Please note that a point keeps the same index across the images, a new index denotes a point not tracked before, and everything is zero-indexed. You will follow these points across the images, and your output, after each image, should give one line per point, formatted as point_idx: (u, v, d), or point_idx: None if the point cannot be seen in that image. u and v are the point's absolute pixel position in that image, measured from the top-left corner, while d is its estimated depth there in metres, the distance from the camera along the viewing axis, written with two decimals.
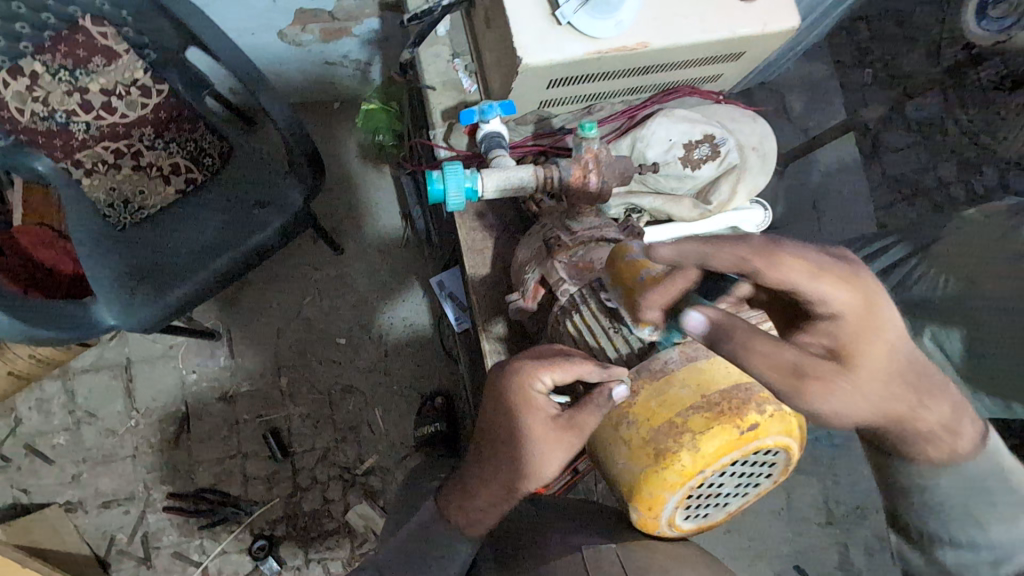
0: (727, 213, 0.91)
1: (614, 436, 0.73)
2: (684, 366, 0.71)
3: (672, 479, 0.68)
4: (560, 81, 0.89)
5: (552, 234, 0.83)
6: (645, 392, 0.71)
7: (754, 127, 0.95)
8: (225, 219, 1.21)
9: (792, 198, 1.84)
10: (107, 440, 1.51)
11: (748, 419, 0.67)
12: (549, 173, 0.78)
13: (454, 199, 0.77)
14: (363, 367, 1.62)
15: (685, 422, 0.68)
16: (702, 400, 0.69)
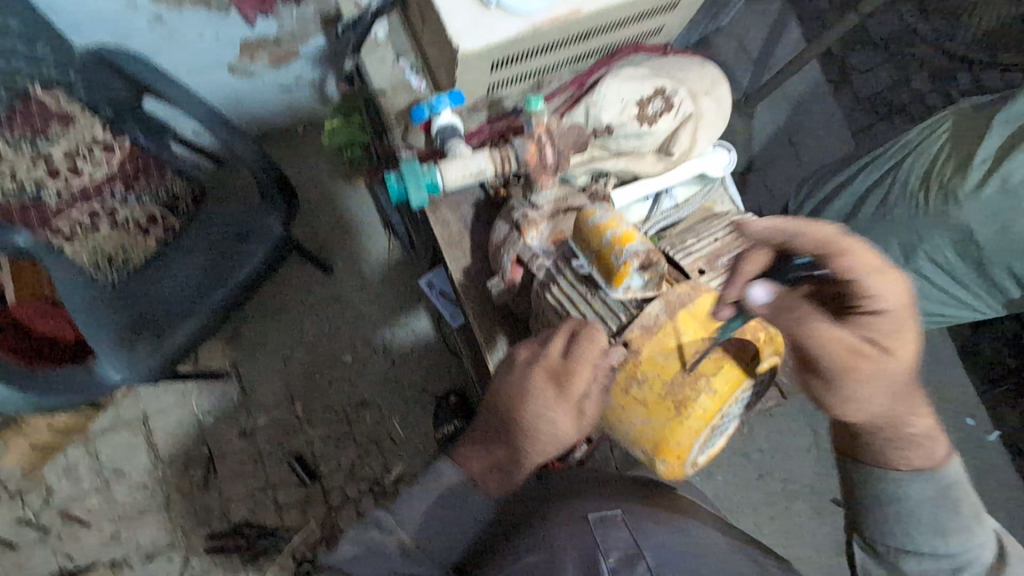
0: (692, 161, 0.89)
1: (626, 398, 0.75)
2: (679, 313, 0.75)
3: (696, 423, 0.73)
4: (502, 62, 0.89)
5: (518, 212, 0.85)
6: (647, 348, 0.74)
7: (705, 73, 0.92)
8: (207, 257, 1.21)
9: (768, 137, 1.89)
10: (138, 494, 1.53)
11: (746, 351, 0.74)
12: (505, 154, 0.81)
13: (417, 195, 0.80)
14: (373, 379, 1.64)
15: (696, 367, 0.73)
16: (703, 343, 0.74)
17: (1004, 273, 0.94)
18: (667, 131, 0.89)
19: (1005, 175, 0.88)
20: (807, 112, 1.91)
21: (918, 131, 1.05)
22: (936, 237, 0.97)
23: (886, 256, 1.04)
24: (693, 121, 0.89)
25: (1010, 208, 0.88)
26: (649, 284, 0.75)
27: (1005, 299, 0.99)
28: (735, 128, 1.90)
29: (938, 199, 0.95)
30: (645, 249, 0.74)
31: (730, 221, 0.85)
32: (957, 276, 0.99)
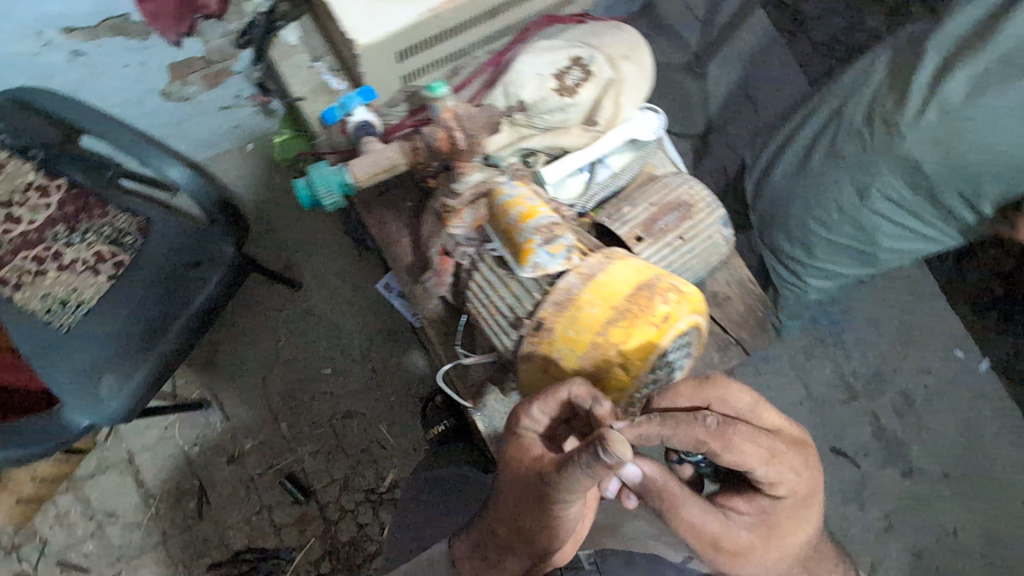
0: (620, 128, 0.83)
1: (547, 377, 0.76)
2: (587, 285, 0.73)
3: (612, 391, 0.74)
4: (408, 50, 0.91)
5: (439, 203, 0.83)
6: (560, 323, 0.73)
7: (621, 37, 0.89)
8: (159, 288, 1.18)
9: (727, 95, 1.87)
10: (134, 533, 1.52)
11: (656, 313, 0.71)
12: (414, 145, 0.82)
13: (328, 198, 0.82)
14: (356, 389, 1.62)
15: (607, 337, 0.71)
16: (614, 312, 0.71)
17: (957, 199, 0.92)
18: (589, 100, 0.86)
19: (943, 100, 0.88)
20: (759, 66, 1.89)
21: (863, 63, 1.04)
22: (889, 171, 0.96)
23: (843, 198, 1.03)
24: (614, 86, 0.85)
25: (951, 133, 0.88)
26: (560, 259, 0.73)
27: (962, 227, 0.98)
28: (690, 89, 1.87)
29: (885, 134, 0.94)
30: (549, 223, 0.73)
31: (664, 183, 0.82)
32: (911, 208, 0.98)
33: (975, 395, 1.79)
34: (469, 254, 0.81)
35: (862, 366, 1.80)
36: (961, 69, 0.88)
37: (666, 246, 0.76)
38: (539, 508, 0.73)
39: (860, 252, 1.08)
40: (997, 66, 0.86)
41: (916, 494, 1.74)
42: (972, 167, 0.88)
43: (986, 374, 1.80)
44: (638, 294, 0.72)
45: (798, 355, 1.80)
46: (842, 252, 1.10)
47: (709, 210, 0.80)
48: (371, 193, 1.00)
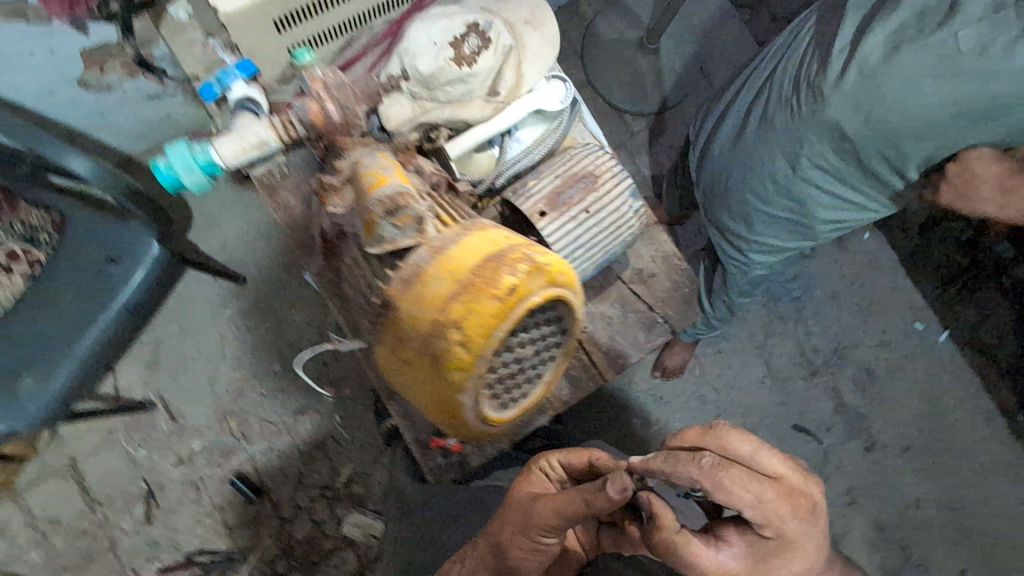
0: (523, 98, 0.78)
1: (388, 361, 0.55)
2: (432, 258, 0.53)
3: (451, 384, 0.49)
4: (287, 19, 0.87)
5: (320, 182, 0.76)
6: (392, 300, 0.53)
7: (523, 2, 0.82)
8: (78, 287, 1.13)
9: (681, 71, 1.83)
10: (80, 541, 1.48)
11: (503, 285, 0.48)
12: (287, 117, 0.77)
13: (190, 179, 0.76)
14: (306, 384, 1.58)
15: (441, 315, 0.49)
16: (452, 283, 0.49)
17: (883, 163, 0.90)
18: (491, 68, 0.77)
19: (862, 59, 0.84)
20: (713, 40, 1.86)
21: (793, 28, 1.03)
22: (815, 138, 0.93)
23: (774, 169, 1.00)
24: (515, 52, 0.79)
25: (870, 94, 0.84)
26: (409, 231, 0.58)
27: (891, 191, 0.96)
28: (643, 66, 1.82)
29: (809, 99, 0.91)
30: (395, 193, 0.61)
31: (573, 155, 0.77)
32: (840, 175, 0.95)
33: (937, 368, 1.78)
34: (346, 234, 0.73)
35: (823, 341, 1.78)
36: (878, 25, 0.83)
37: (573, 220, 0.72)
38: (528, 532, 0.88)
39: (798, 223, 1.05)
40: (915, 19, 0.81)
41: (879, 468, 1.73)
42: (894, 128, 0.84)
43: (946, 346, 1.79)
44: (487, 263, 0.50)
45: (759, 333, 1.78)
46: (782, 225, 1.07)
47: (617, 179, 0.75)
48: (272, 176, 0.88)
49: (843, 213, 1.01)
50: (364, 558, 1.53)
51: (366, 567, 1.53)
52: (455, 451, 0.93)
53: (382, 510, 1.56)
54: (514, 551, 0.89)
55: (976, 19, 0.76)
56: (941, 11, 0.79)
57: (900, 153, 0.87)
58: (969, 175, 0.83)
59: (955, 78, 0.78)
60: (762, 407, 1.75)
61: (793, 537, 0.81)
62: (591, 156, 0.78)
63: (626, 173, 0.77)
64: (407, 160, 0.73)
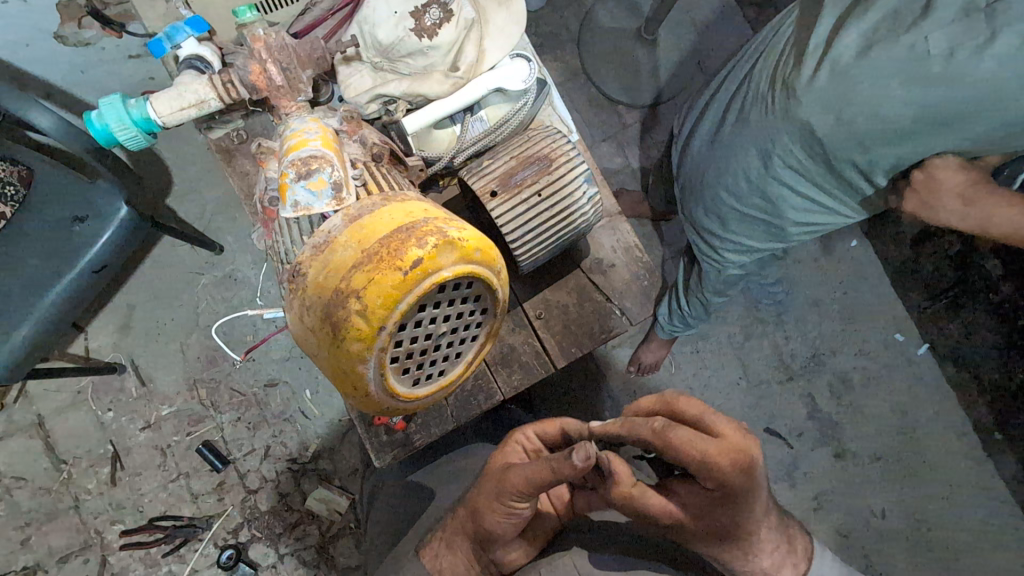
0: (482, 75, 0.78)
1: (303, 331, 0.64)
2: (347, 228, 0.62)
3: (356, 347, 0.59)
4: None
5: (260, 146, 0.74)
6: (312, 269, 0.62)
7: None
8: (43, 244, 1.12)
9: (677, 63, 1.80)
10: (44, 498, 1.49)
11: (408, 257, 0.58)
12: (226, 78, 0.75)
13: (125, 135, 0.78)
14: (278, 357, 1.58)
15: (349, 284, 0.59)
16: (362, 256, 0.59)
17: (852, 167, 0.89)
18: (451, 43, 0.77)
19: (834, 59, 0.83)
20: (713, 35, 1.82)
21: (777, 22, 1.01)
22: (786, 138, 0.91)
23: (746, 168, 0.99)
24: (477, 29, 0.78)
25: (841, 95, 0.83)
26: (325, 198, 0.65)
27: (860, 196, 0.94)
28: (639, 56, 1.79)
29: (782, 97, 0.89)
30: (309, 155, 0.66)
31: (529, 136, 0.78)
32: (811, 178, 0.94)
33: (915, 380, 1.77)
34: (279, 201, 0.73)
35: (802, 346, 1.77)
36: (853, 24, 0.82)
37: (525, 202, 0.74)
38: (497, 501, 0.77)
39: (767, 224, 1.04)
40: (891, 17, 0.80)
41: (848, 476, 1.73)
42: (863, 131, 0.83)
43: (925, 358, 1.78)
44: (393, 238, 0.59)
45: (738, 334, 1.77)
46: (753, 226, 1.06)
47: (571, 165, 0.76)
48: (230, 141, 0.91)
49: (809, 214, 1.00)
50: (327, 533, 1.53)
51: (329, 542, 1.54)
52: (399, 430, 0.95)
53: (348, 486, 1.56)
54: (485, 523, 0.78)
55: (947, 22, 0.75)
56: (915, 11, 0.78)
57: (868, 158, 0.87)
58: (933, 183, 0.83)
59: (924, 82, 0.77)
60: (736, 408, 1.74)
61: (750, 498, 0.72)
62: (547, 139, 0.78)
63: (583, 159, 0.78)
64: (353, 131, 0.73)
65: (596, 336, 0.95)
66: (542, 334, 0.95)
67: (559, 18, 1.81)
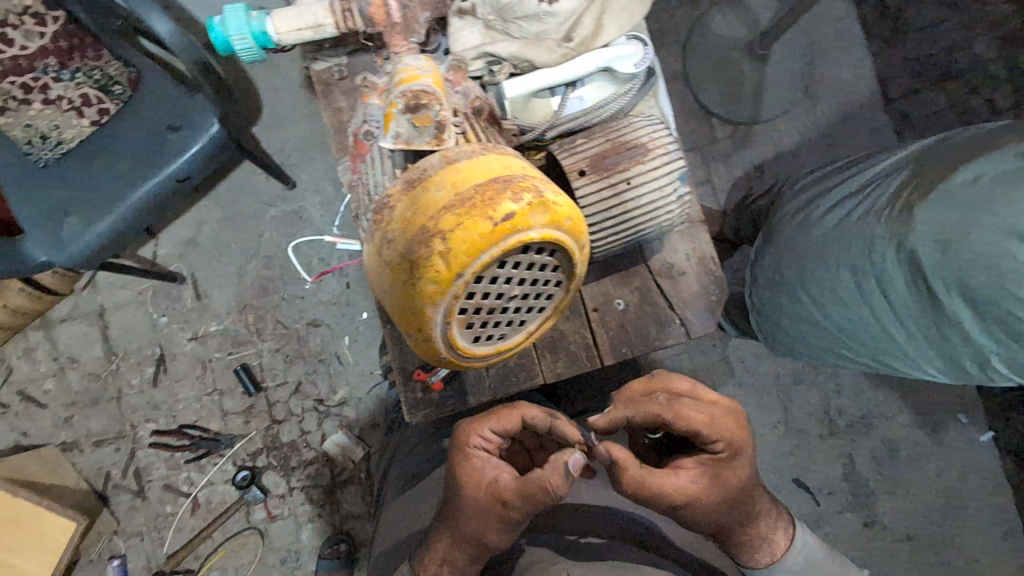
0: (594, 51, 0.76)
1: (380, 264, 0.64)
2: (444, 169, 0.61)
3: (430, 288, 0.59)
4: None
5: (364, 78, 0.76)
6: (402, 203, 0.61)
7: None
8: (137, 146, 1.17)
9: (784, 83, 1.73)
10: (92, 383, 1.58)
11: (501, 209, 0.57)
12: (346, 6, 0.77)
13: (241, 45, 0.81)
14: (325, 300, 1.61)
15: (436, 224, 0.58)
16: (455, 199, 0.59)
17: (954, 320, 0.86)
18: (569, 13, 0.76)
19: (964, 191, 0.84)
20: (824, 66, 1.75)
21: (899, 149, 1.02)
22: (889, 259, 0.90)
23: (836, 281, 0.96)
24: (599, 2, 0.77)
25: (963, 236, 0.83)
26: (427, 135, 0.65)
27: (948, 358, 0.90)
28: (745, 71, 1.71)
29: (898, 215, 0.90)
30: (420, 90, 0.66)
31: (629, 124, 0.75)
32: (904, 322, 0.91)
33: (967, 466, 1.65)
34: (373, 135, 0.74)
35: (852, 405, 1.67)
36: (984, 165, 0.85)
37: (613, 187, 0.72)
38: (499, 515, 0.84)
39: (844, 342, 1.00)
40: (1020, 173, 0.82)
41: (870, 547, 1.64)
42: (977, 280, 0.82)
43: (986, 447, 1.65)
44: (489, 186, 0.59)
45: (787, 378, 1.68)
46: (826, 334, 1.02)
47: (668, 157, 0.73)
48: (330, 75, 0.92)
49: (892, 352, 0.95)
50: (337, 478, 1.57)
51: (338, 485, 1.58)
52: (435, 390, 0.95)
53: (365, 438, 1.60)
54: (489, 543, 0.85)
55: None
56: None
57: (977, 310, 0.84)
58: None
59: None
60: (766, 450, 1.66)
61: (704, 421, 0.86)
62: (650, 130, 0.75)
63: (680, 155, 0.75)
64: (457, 82, 0.72)
65: (648, 338, 0.95)
66: (594, 328, 0.95)
67: (670, 17, 1.74)
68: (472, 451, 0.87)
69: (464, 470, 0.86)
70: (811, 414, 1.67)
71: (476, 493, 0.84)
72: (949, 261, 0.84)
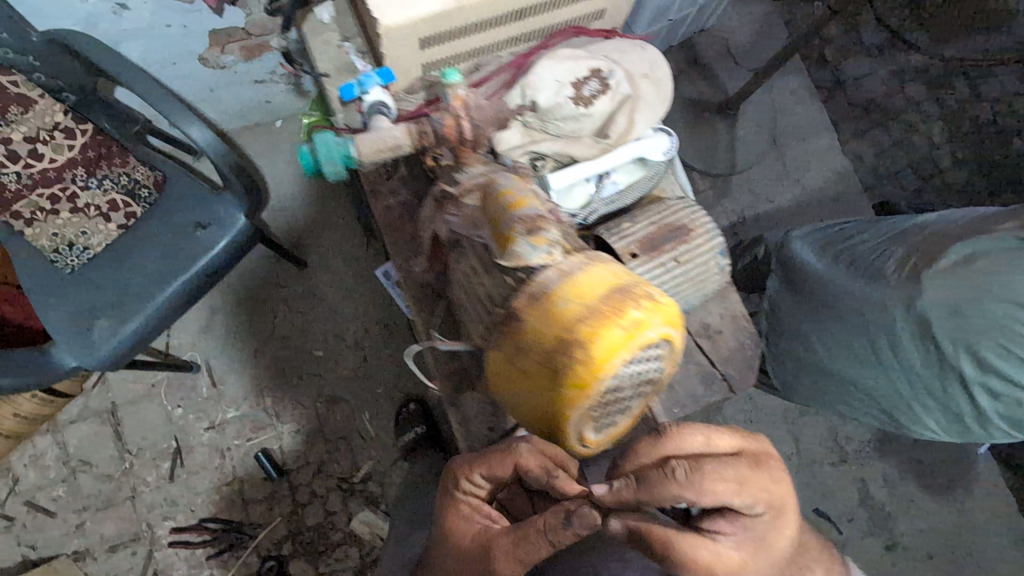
0: (630, 145, 0.85)
1: (510, 368, 0.67)
2: (563, 281, 0.66)
3: (570, 394, 0.62)
4: (433, 38, 0.88)
5: (438, 188, 0.88)
6: (528, 315, 0.65)
7: (647, 53, 0.89)
8: (165, 245, 1.20)
9: (754, 135, 1.89)
10: (104, 485, 1.52)
11: (629, 317, 0.61)
12: (422, 128, 0.86)
13: (328, 167, 0.83)
14: (344, 376, 1.62)
15: (569, 335, 0.62)
16: (583, 310, 0.63)
17: (958, 377, 0.91)
18: (604, 114, 0.85)
19: (968, 257, 0.90)
20: (787, 118, 1.92)
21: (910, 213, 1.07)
22: (899, 318, 0.94)
23: (851, 337, 1.02)
24: (632, 103, 0.85)
25: (970, 299, 0.87)
26: (541, 250, 0.69)
27: (955, 413, 0.95)
28: (719, 128, 1.87)
29: (904, 276, 0.95)
30: (534, 215, 0.73)
31: (665, 209, 0.83)
32: (912, 380, 0.96)
33: (969, 478, 1.74)
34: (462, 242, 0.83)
35: (857, 430, 1.75)
36: (987, 234, 0.90)
37: (663, 268, 0.79)
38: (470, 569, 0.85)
39: (857, 395, 1.05)
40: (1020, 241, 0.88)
41: (895, 569, 1.68)
42: (983, 340, 0.87)
43: (985, 459, 1.75)
44: (613, 295, 0.63)
45: (795, 410, 1.75)
46: (840, 388, 1.07)
47: (709, 237, 0.81)
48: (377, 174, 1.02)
49: (905, 408, 1.00)
50: (367, 558, 1.53)
51: (368, 566, 1.54)
52: None
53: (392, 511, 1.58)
54: None
55: None
56: None
57: (980, 370, 0.89)
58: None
59: None
60: None
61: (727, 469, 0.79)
62: (684, 213, 0.83)
63: (719, 236, 0.83)
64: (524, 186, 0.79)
65: (690, 395, 1.01)
66: None
67: None
68: (462, 494, 0.90)
69: (453, 511, 0.90)
70: (820, 443, 1.74)
71: (464, 537, 0.87)
72: (955, 323, 0.89)
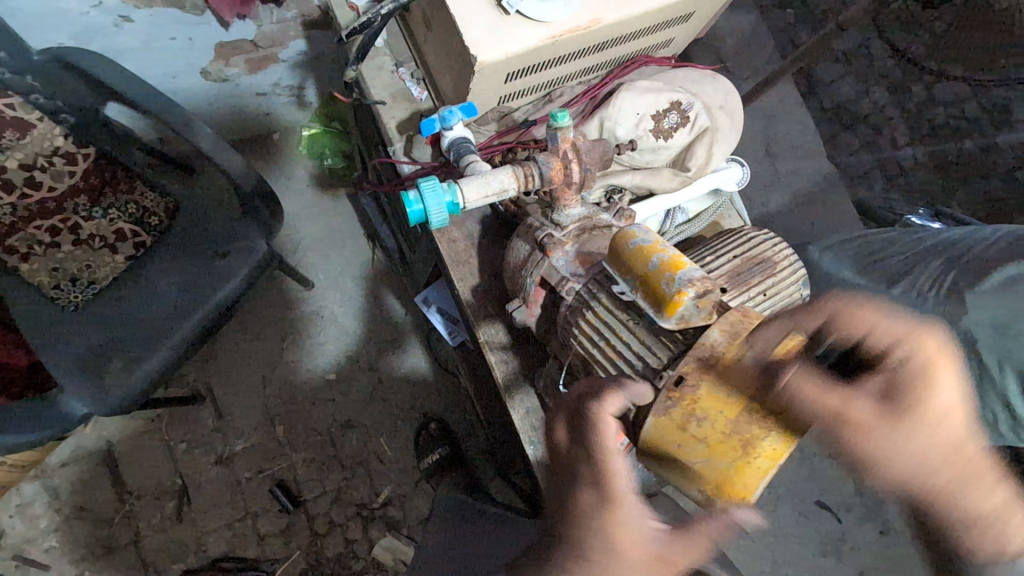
0: (702, 176, 1.00)
1: (682, 437, 0.63)
2: (734, 343, 0.63)
3: (763, 464, 0.60)
4: (516, 73, 0.93)
5: (543, 233, 0.82)
6: (706, 382, 0.62)
7: (718, 87, 1.01)
8: (182, 276, 1.11)
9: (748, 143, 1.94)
10: (103, 531, 1.41)
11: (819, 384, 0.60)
12: (531, 170, 0.78)
13: (438, 217, 0.75)
14: (359, 399, 1.56)
15: (762, 405, 0.60)
16: (769, 377, 0.61)
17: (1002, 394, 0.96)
18: (681, 144, 0.98)
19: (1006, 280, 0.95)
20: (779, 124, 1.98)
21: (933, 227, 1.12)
22: None
23: None
24: (709, 136, 0.98)
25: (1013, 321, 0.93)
26: (704, 311, 0.65)
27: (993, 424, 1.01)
28: None
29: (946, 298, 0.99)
30: (701, 274, 0.65)
31: (743, 237, 0.89)
32: None
33: None
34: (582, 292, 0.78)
35: None
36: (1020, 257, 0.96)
37: (752, 298, 0.83)
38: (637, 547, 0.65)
39: None
40: None
41: None
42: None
43: None
44: (797, 360, 0.61)
45: None
46: None
47: (793, 267, 0.86)
48: None
49: None
50: None
51: None
52: None
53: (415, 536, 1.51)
54: None
55: None
56: None
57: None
58: None
59: None
60: None
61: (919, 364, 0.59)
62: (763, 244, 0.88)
63: (799, 263, 0.87)
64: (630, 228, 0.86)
65: None
66: None
67: None
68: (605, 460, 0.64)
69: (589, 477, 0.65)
70: None
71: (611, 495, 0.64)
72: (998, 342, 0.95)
